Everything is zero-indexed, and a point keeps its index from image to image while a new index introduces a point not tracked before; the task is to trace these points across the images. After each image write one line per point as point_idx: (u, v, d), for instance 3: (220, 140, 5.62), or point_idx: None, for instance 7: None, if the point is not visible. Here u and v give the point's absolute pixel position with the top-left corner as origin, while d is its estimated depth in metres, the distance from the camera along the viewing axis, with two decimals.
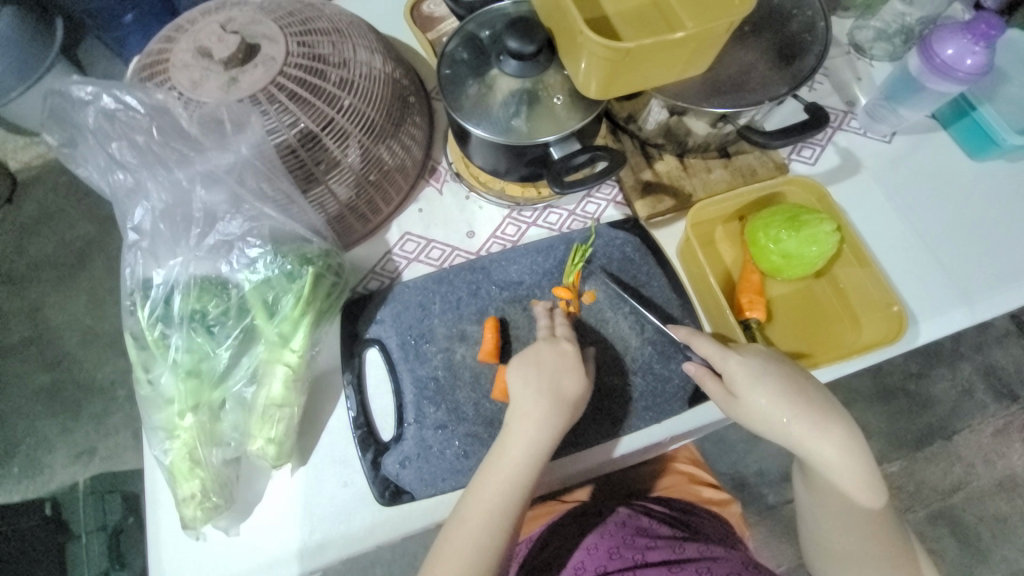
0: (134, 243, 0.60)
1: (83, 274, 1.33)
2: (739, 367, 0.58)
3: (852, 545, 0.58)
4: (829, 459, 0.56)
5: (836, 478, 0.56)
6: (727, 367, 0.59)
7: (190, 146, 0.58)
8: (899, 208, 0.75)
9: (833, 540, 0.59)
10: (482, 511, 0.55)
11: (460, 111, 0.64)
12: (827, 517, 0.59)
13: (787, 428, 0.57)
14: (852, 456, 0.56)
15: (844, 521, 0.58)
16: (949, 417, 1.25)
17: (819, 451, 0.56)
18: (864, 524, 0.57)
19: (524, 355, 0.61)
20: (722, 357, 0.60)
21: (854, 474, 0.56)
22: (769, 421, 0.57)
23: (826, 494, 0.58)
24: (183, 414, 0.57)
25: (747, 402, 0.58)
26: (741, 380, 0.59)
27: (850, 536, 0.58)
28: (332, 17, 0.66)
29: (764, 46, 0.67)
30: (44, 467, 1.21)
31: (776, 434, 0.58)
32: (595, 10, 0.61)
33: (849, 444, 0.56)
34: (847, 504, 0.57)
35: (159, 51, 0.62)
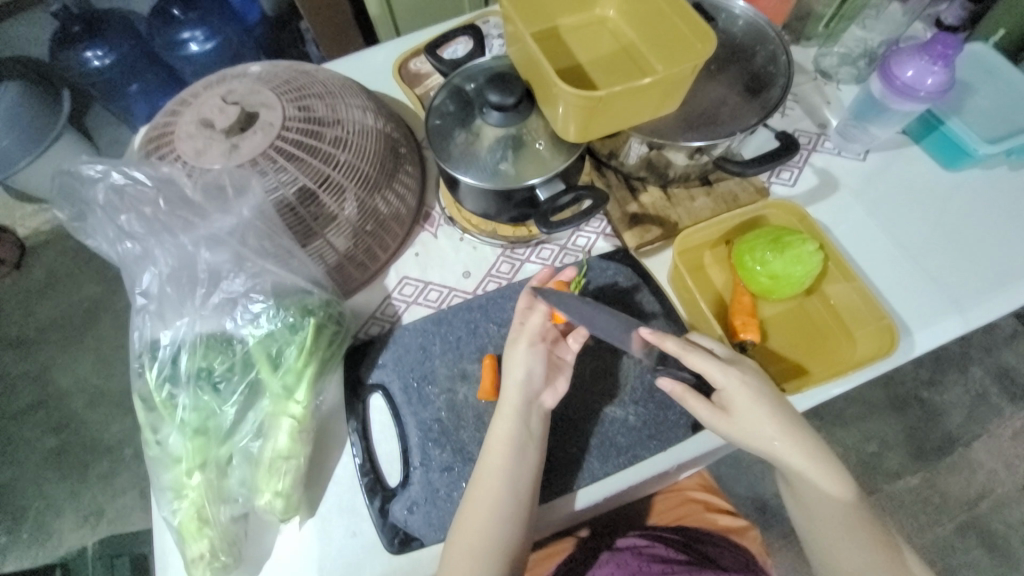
0: (142, 307, 0.62)
1: (91, 334, 1.35)
2: (737, 382, 0.58)
3: (861, 566, 0.55)
4: (805, 464, 0.58)
5: (816, 484, 0.57)
6: (727, 384, 0.58)
7: (195, 212, 0.62)
8: (880, 222, 0.77)
9: (842, 564, 0.56)
10: (470, 555, 0.56)
11: (449, 159, 0.67)
12: (823, 535, 0.57)
13: (769, 440, 0.58)
14: (822, 460, 0.58)
15: (840, 536, 0.56)
16: (965, 423, 1.23)
17: (792, 458, 0.58)
18: (859, 536, 0.56)
19: (509, 395, 0.61)
20: (723, 374, 0.58)
21: (829, 478, 0.58)
22: (758, 434, 0.57)
23: (813, 508, 0.58)
24: (191, 473, 0.58)
25: (737, 417, 0.58)
26: (737, 396, 0.58)
27: (855, 554, 0.55)
28: (326, 82, 0.71)
29: (732, 81, 0.71)
30: (52, 533, 1.20)
31: (761, 449, 0.58)
32: (569, 61, 0.65)
33: (817, 447, 0.59)
34: (834, 512, 0.57)
35: (164, 125, 0.66)
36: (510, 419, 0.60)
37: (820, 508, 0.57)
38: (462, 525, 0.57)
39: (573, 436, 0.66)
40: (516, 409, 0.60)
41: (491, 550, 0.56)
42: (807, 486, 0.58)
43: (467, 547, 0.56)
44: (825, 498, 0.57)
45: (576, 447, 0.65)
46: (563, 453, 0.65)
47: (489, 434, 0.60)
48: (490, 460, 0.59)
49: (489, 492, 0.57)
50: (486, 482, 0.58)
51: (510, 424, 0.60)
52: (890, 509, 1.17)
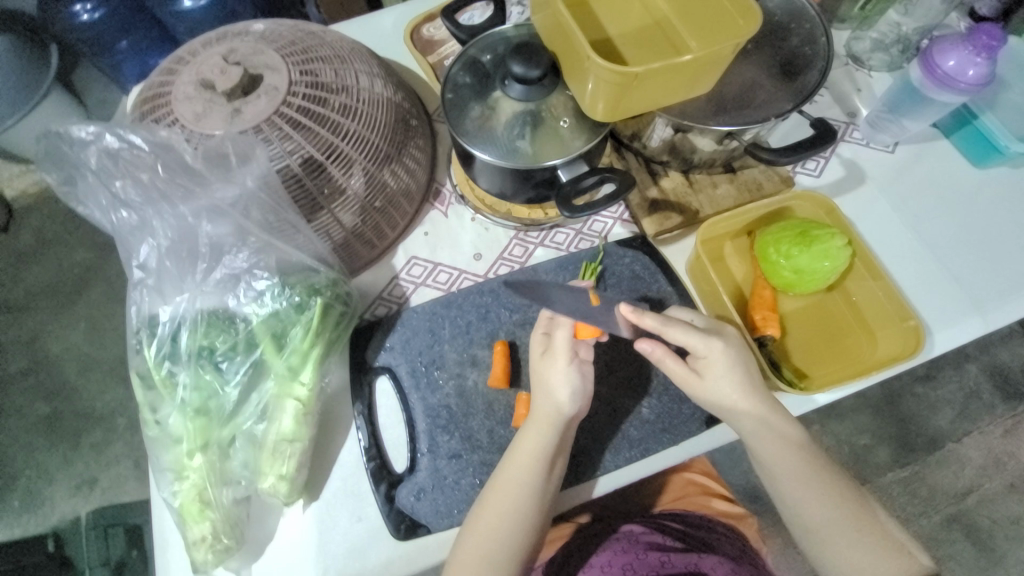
0: (140, 281, 0.59)
1: (80, 301, 1.31)
2: (720, 350, 0.58)
3: (822, 511, 0.57)
4: (760, 426, 0.58)
5: (772, 444, 0.58)
6: (707, 354, 0.58)
7: (195, 181, 0.58)
8: (906, 218, 0.75)
9: (805, 510, 0.57)
10: (479, 556, 0.55)
11: (465, 134, 0.64)
12: (784, 487, 0.58)
13: (726, 405, 0.58)
14: (776, 419, 0.58)
15: (801, 488, 0.57)
16: (958, 419, 1.24)
17: (746, 420, 0.58)
18: (818, 487, 0.58)
19: (543, 413, 0.59)
20: (704, 343, 0.58)
21: (783, 436, 0.58)
22: (722, 403, 0.58)
23: (771, 465, 0.59)
24: (192, 454, 0.56)
25: (710, 381, 0.58)
26: (713, 363, 0.58)
27: (815, 499, 0.57)
28: (333, 44, 0.66)
29: (766, 62, 0.67)
30: (44, 500, 1.19)
31: (721, 412, 0.59)
32: (598, 33, 0.61)
33: (773, 411, 0.58)
34: (792, 467, 0.58)
35: (160, 84, 0.62)
36: (539, 437, 0.58)
37: (778, 464, 0.58)
38: (475, 525, 0.56)
39: (585, 428, 0.65)
40: (549, 426, 0.58)
41: (500, 556, 0.55)
42: (763, 447, 0.58)
43: (476, 550, 0.55)
44: (781, 455, 0.58)
45: (587, 438, 0.64)
46: (574, 444, 0.64)
47: (514, 447, 0.58)
48: (513, 474, 0.57)
49: (507, 503, 0.56)
50: (507, 495, 0.56)
51: (538, 441, 0.58)
52: (880, 500, 1.19)
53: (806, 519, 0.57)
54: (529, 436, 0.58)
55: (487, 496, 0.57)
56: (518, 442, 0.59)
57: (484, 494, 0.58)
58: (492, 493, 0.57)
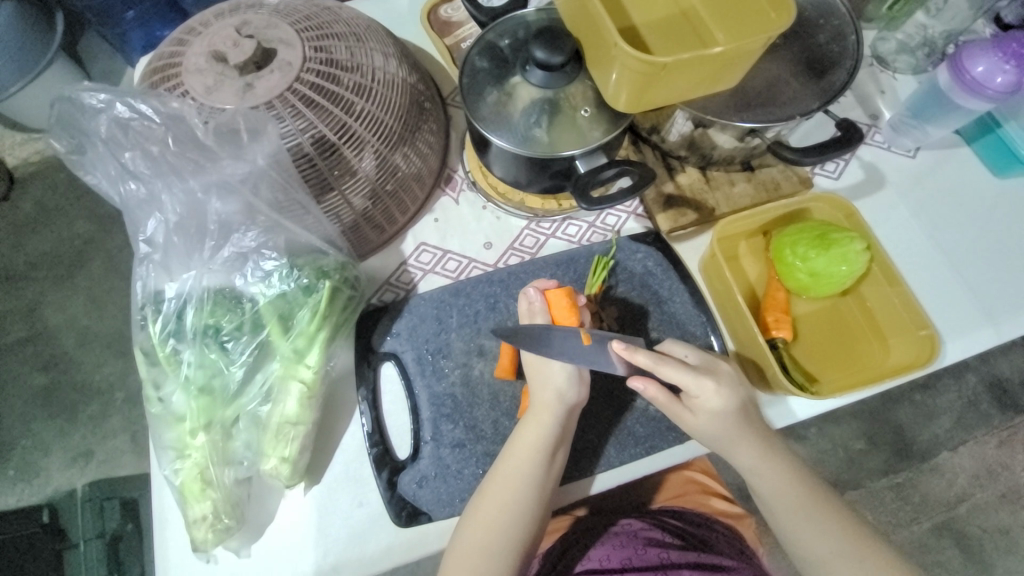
0: (146, 256, 0.58)
1: (80, 274, 1.30)
2: (711, 390, 0.57)
3: (826, 548, 0.56)
4: (756, 461, 0.58)
5: (769, 478, 0.58)
6: (700, 391, 0.57)
7: (205, 156, 0.56)
8: (925, 225, 0.74)
9: (810, 547, 0.56)
10: (478, 550, 0.55)
11: (481, 120, 0.62)
12: (785, 523, 0.58)
13: (722, 441, 0.58)
14: (772, 453, 0.59)
15: (803, 523, 0.57)
16: (954, 429, 1.24)
17: (743, 455, 0.58)
18: (819, 519, 0.57)
19: (542, 402, 0.58)
20: (696, 383, 0.57)
21: (779, 469, 0.58)
22: (716, 434, 0.58)
23: (770, 499, 0.58)
24: (195, 433, 0.56)
25: (702, 418, 0.58)
26: (705, 401, 0.57)
27: (818, 536, 0.56)
28: (349, 21, 0.64)
29: (793, 59, 0.65)
30: (40, 470, 1.19)
31: (718, 446, 0.59)
32: (624, 20, 0.60)
33: (767, 442, 0.59)
34: (792, 501, 0.58)
35: (171, 54, 0.60)
36: (538, 427, 0.57)
37: (777, 499, 0.58)
38: (473, 518, 0.56)
39: (591, 422, 0.64)
40: (547, 417, 0.58)
41: (501, 547, 0.55)
42: (760, 481, 0.59)
43: (476, 540, 0.55)
44: (780, 489, 0.58)
45: (592, 433, 0.64)
46: (579, 438, 0.64)
47: (513, 438, 0.58)
48: (512, 464, 0.57)
49: (507, 493, 0.56)
50: (508, 485, 0.56)
51: (537, 430, 0.57)
52: (873, 505, 1.20)
53: (812, 556, 0.56)
54: (525, 428, 0.58)
55: (487, 485, 0.57)
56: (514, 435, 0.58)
57: (482, 492, 0.57)
58: (491, 483, 0.57)
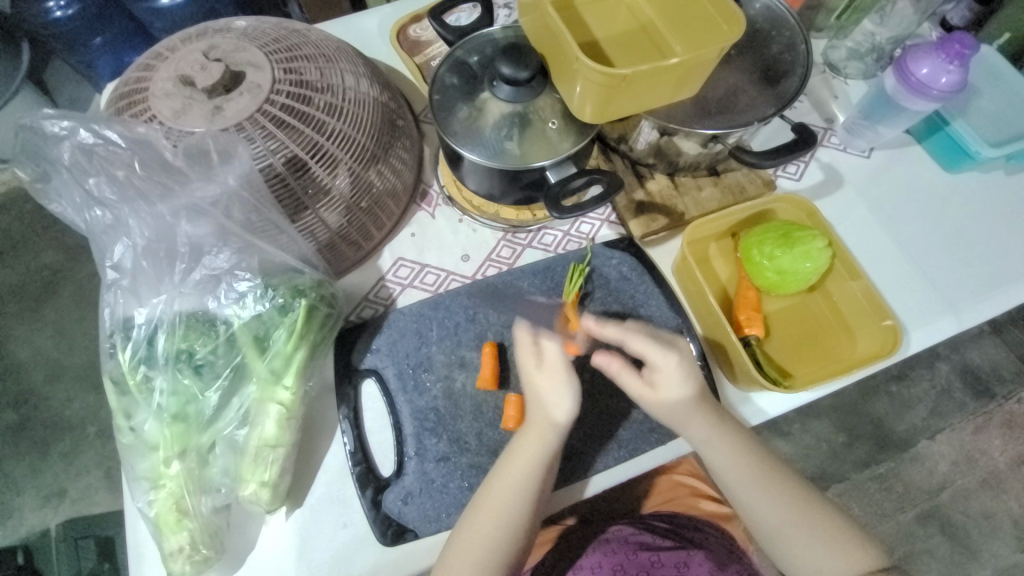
0: (115, 282, 0.57)
1: (49, 306, 1.26)
2: (673, 360, 0.58)
3: (779, 515, 0.57)
4: (709, 434, 0.58)
5: (723, 452, 0.59)
6: (664, 364, 0.59)
7: (175, 179, 0.56)
8: (882, 221, 0.77)
9: (762, 514, 0.58)
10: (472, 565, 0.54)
11: (452, 135, 0.63)
12: (738, 493, 0.59)
13: (677, 416, 0.59)
14: (723, 426, 0.59)
15: (754, 493, 0.58)
16: (931, 417, 1.28)
17: (697, 428, 0.59)
18: (770, 489, 0.58)
19: (539, 422, 0.58)
20: (660, 353, 0.58)
21: (732, 442, 0.59)
22: (676, 409, 0.59)
23: (725, 472, 0.59)
24: (169, 462, 0.54)
25: (664, 393, 0.59)
26: (666, 373, 0.59)
27: (769, 502, 0.58)
28: (319, 42, 0.65)
29: (748, 69, 0.69)
30: (10, 513, 1.13)
31: (673, 420, 0.59)
32: (585, 35, 0.62)
33: (720, 416, 0.59)
34: (746, 472, 0.58)
35: (137, 80, 0.60)
36: (537, 446, 0.57)
37: (732, 470, 0.59)
38: (467, 534, 0.55)
39: (574, 428, 0.65)
40: (542, 433, 0.58)
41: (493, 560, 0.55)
42: (714, 454, 0.59)
43: (469, 558, 0.54)
44: (733, 462, 0.59)
45: (576, 439, 0.64)
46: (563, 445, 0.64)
47: (510, 457, 0.57)
48: (508, 481, 0.56)
49: (500, 510, 0.55)
50: (500, 501, 0.56)
51: (537, 451, 0.57)
52: (859, 497, 1.22)
53: (764, 523, 0.58)
54: (515, 442, 0.58)
55: (480, 503, 0.56)
56: (509, 448, 0.58)
57: (472, 508, 0.56)
58: (485, 502, 0.56)
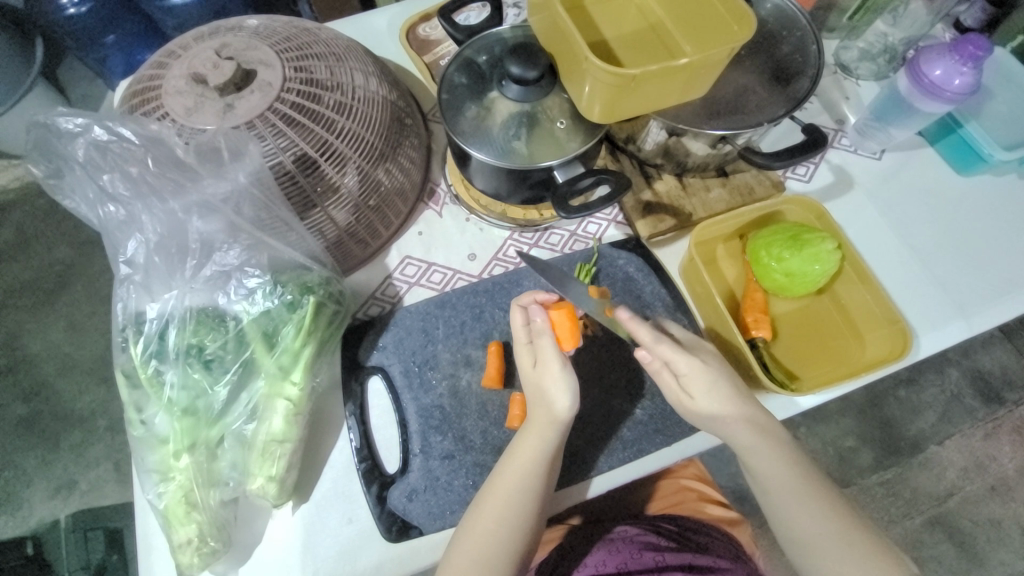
0: (127, 277, 0.58)
1: (61, 299, 1.28)
2: (703, 371, 0.57)
3: (817, 528, 0.56)
4: (753, 439, 0.58)
5: (763, 457, 0.58)
6: (688, 370, 0.58)
7: (186, 176, 0.57)
8: (893, 224, 0.76)
9: (799, 526, 0.56)
10: (478, 563, 0.54)
11: (461, 134, 0.63)
12: (776, 500, 0.58)
13: (719, 419, 0.59)
14: (767, 434, 0.58)
15: (793, 503, 0.57)
16: (940, 422, 1.26)
17: (738, 433, 0.58)
18: (811, 502, 0.57)
19: (539, 415, 0.58)
20: (689, 364, 0.57)
21: (774, 449, 0.58)
22: (712, 415, 0.58)
23: (765, 479, 0.58)
24: (179, 455, 0.55)
25: (698, 400, 0.58)
26: (695, 380, 0.58)
27: (808, 515, 0.56)
28: (329, 41, 0.65)
29: (758, 70, 0.68)
30: (21, 503, 1.15)
31: (712, 425, 0.59)
32: (593, 34, 0.62)
33: (760, 422, 0.59)
34: (785, 481, 0.57)
35: (151, 77, 0.61)
36: (538, 443, 0.57)
37: (771, 477, 0.58)
38: (474, 531, 0.55)
39: (578, 428, 0.65)
40: (542, 431, 0.57)
41: (500, 559, 0.54)
42: (756, 459, 0.58)
43: (474, 552, 0.54)
44: (775, 470, 0.58)
45: (581, 439, 0.64)
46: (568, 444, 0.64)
47: (512, 451, 0.58)
48: (510, 474, 0.56)
49: (504, 504, 0.55)
50: (507, 498, 0.56)
51: (536, 449, 0.57)
52: (865, 501, 1.21)
53: (801, 536, 0.56)
54: (517, 438, 0.59)
55: (484, 497, 0.57)
56: (512, 446, 0.58)
57: (477, 505, 0.57)
58: (490, 495, 0.56)
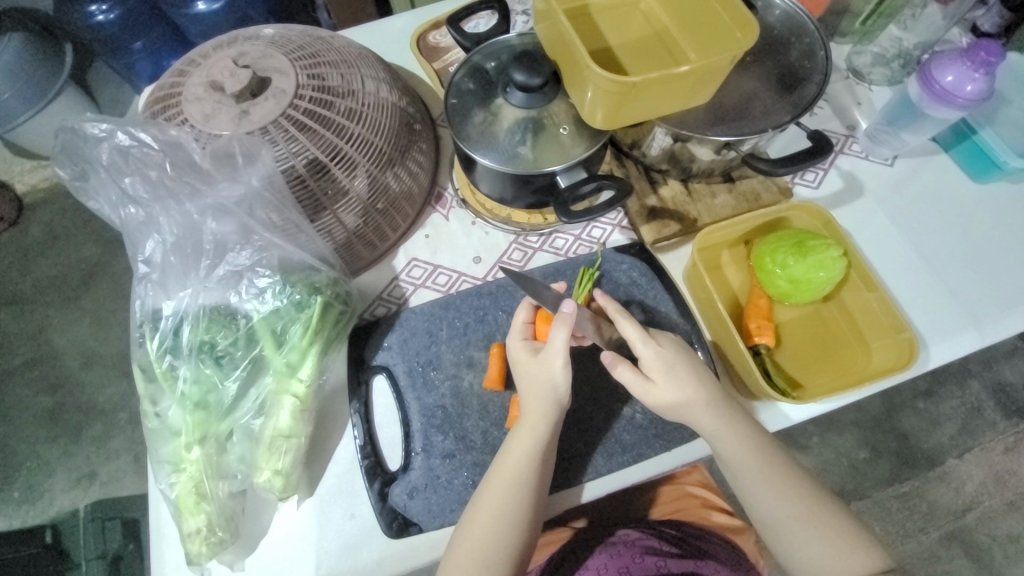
0: (145, 276, 0.60)
1: (87, 296, 1.33)
2: (655, 347, 0.59)
3: (783, 509, 0.57)
4: (719, 426, 0.58)
5: (731, 443, 0.58)
6: (646, 350, 0.59)
7: (202, 180, 0.59)
8: (904, 232, 0.75)
9: (765, 508, 0.57)
10: (478, 560, 0.55)
11: (466, 140, 0.65)
12: (746, 485, 0.58)
13: (682, 407, 0.58)
14: (733, 419, 0.58)
15: (761, 487, 0.57)
16: (958, 435, 1.23)
17: (705, 420, 0.58)
18: (778, 486, 0.57)
19: (537, 410, 0.58)
20: (642, 342, 0.59)
21: (743, 434, 0.58)
22: (675, 402, 0.58)
23: (734, 463, 0.58)
24: (191, 447, 0.57)
25: (661, 384, 0.58)
26: (654, 363, 0.59)
27: (775, 498, 0.57)
28: (341, 49, 0.67)
29: (765, 75, 0.68)
30: (43, 492, 1.20)
31: (679, 412, 0.59)
32: (599, 42, 0.63)
33: (727, 407, 0.59)
34: (755, 466, 0.57)
35: (171, 85, 0.63)
36: (530, 439, 0.58)
37: (739, 461, 0.58)
38: (473, 528, 0.56)
39: (578, 431, 0.65)
40: (536, 424, 0.58)
41: (498, 554, 0.55)
42: (724, 445, 0.58)
43: (473, 551, 0.55)
44: (743, 455, 0.57)
45: (580, 443, 0.65)
46: (567, 447, 0.64)
47: (506, 448, 0.58)
48: (506, 472, 0.57)
49: (503, 504, 0.56)
50: (504, 494, 0.56)
51: (529, 442, 0.57)
52: (879, 514, 1.18)
53: (768, 518, 0.57)
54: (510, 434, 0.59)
55: (480, 494, 0.58)
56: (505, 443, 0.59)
57: (476, 503, 0.57)
58: (486, 494, 0.57)
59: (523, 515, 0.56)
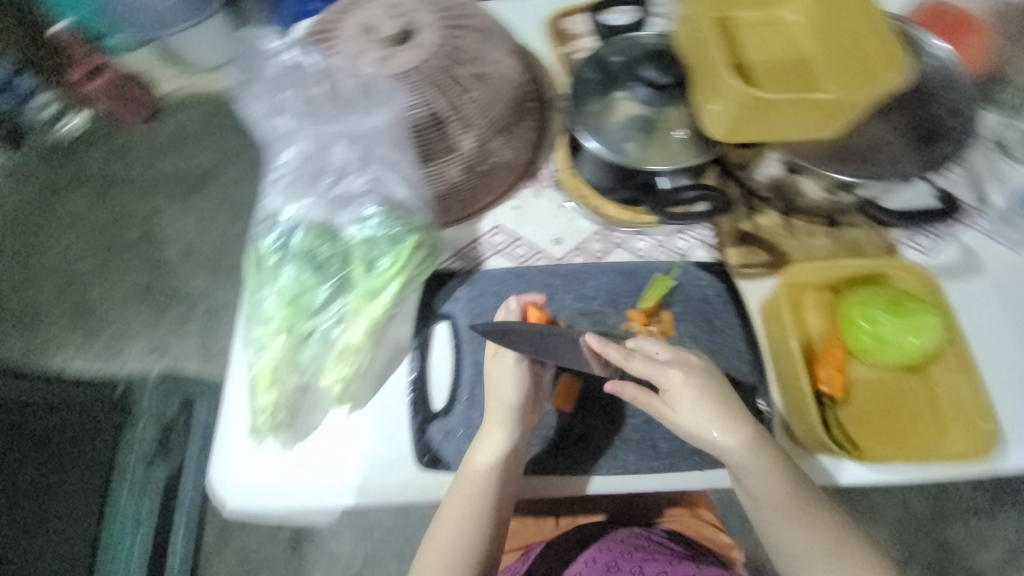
0: (275, 181, 0.69)
1: (198, 196, 1.50)
2: (682, 384, 0.58)
3: (808, 541, 0.57)
4: (748, 461, 0.57)
5: (762, 478, 0.57)
6: (670, 385, 0.58)
7: (338, 109, 0.66)
8: (1017, 323, 0.69)
9: (788, 539, 0.58)
10: (459, 521, 0.60)
11: (580, 124, 0.67)
12: (770, 518, 0.58)
13: (703, 436, 0.58)
14: (765, 453, 0.58)
15: (786, 520, 0.58)
16: (1009, 563, 1.11)
17: (733, 455, 0.58)
18: (807, 519, 0.57)
19: (498, 397, 0.62)
20: (665, 377, 0.58)
21: (772, 471, 0.57)
22: (698, 432, 0.58)
23: (762, 497, 0.58)
24: (277, 334, 0.65)
25: (681, 413, 0.58)
26: (680, 396, 0.58)
27: (801, 530, 0.57)
28: (483, 19, 0.72)
29: (902, 124, 0.65)
30: (122, 353, 1.37)
31: (703, 443, 0.59)
32: (737, 56, 0.63)
33: (757, 439, 0.58)
34: (781, 500, 0.57)
35: (328, 19, 0.70)
36: (497, 427, 0.61)
37: (765, 496, 0.58)
38: (456, 496, 0.61)
39: (616, 426, 0.66)
40: (508, 415, 0.62)
41: (476, 518, 0.60)
42: (753, 480, 0.58)
43: (457, 515, 0.61)
44: (773, 488, 0.57)
45: (615, 437, 0.66)
46: (602, 438, 0.66)
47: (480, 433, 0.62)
48: (481, 454, 0.61)
49: (481, 479, 0.60)
50: (477, 472, 0.60)
51: (499, 428, 0.61)
52: None
53: (792, 551, 0.58)
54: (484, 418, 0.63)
55: (464, 471, 0.62)
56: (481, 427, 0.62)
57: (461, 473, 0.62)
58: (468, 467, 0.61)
59: (500, 489, 0.61)
